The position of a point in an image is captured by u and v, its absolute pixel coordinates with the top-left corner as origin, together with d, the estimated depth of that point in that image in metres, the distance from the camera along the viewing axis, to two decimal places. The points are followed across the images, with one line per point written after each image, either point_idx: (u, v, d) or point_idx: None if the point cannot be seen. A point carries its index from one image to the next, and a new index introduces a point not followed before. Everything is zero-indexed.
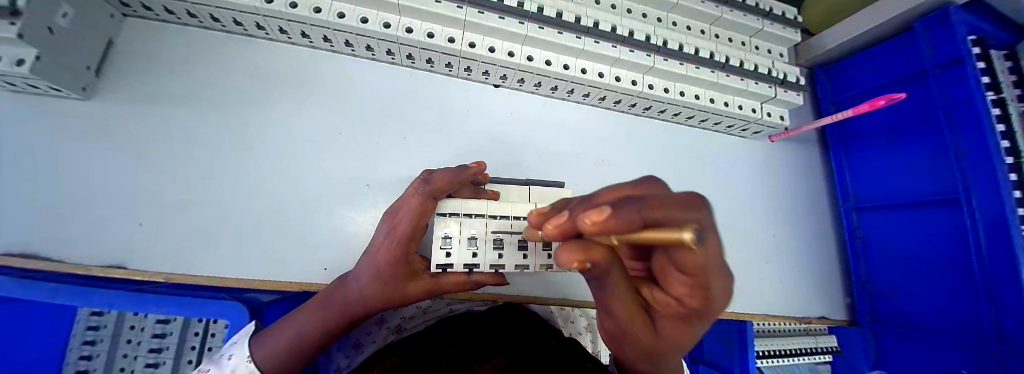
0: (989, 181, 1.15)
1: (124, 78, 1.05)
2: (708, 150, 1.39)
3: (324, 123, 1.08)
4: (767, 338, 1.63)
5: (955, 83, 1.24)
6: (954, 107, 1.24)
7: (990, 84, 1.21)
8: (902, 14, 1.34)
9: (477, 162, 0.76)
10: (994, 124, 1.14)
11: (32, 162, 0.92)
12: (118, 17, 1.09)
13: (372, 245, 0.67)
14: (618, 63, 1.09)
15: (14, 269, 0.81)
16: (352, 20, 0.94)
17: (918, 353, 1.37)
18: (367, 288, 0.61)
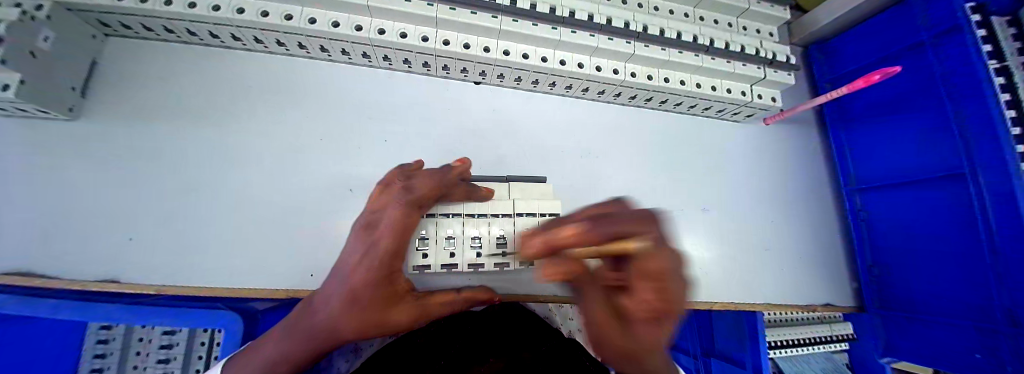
0: (993, 153, 1.08)
1: (111, 98, 1.07)
2: (701, 137, 1.36)
3: (304, 130, 1.07)
4: (779, 329, 1.69)
5: (954, 52, 1.18)
6: (953, 78, 1.18)
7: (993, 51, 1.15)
8: None
9: (460, 159, 0.76)
10: (996, 90, 1.06)
11: (24, 185, 0.94)
12: (99, 37, 1.11)
13: (343, 264, 0.59)
14: (597, 53, 1.07)
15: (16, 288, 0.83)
16: (324, 25, 0.94)
17: (931, 339, 1.31)
18: (340, 315, 0.56)
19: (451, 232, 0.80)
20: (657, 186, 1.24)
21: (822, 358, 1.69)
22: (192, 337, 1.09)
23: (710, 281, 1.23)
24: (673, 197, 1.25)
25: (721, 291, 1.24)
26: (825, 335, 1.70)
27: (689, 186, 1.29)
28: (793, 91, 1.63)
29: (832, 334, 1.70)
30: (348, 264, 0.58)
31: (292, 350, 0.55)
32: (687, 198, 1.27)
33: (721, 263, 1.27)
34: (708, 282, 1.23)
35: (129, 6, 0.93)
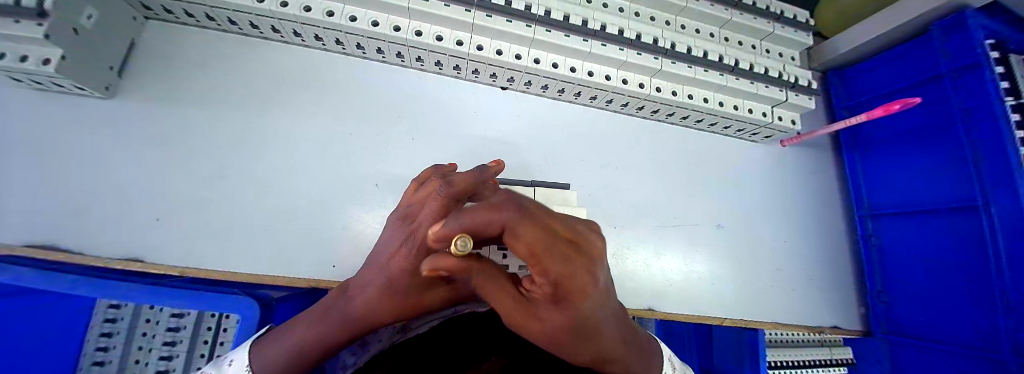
0: (1009, 187, 1.10)
1: (146, 79, 1.09)
2: (718, 154, 1.38)
3: (332, 122, 1.10)
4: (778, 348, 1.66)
5: (972, 86, 1.21)
6: (971, 111, 1.21)
7: (1010, 89, 1.17)
8: (916, 18, 1.32)
9: (496, 160, 0.71)
10: (1013, 126, 1.10)
11: (61, 159, 0.96)
12: (140, 20, 1.14)
13: (377, 252, 0.57)
14: (624, 66, 1.09)
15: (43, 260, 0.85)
16: (364, 23, 0.97)
17: (938, 367, 1.30)
18: (371, 302, 0.52)
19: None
20: (673, 200, 1.26)
21: None
22: (199, 321, 1.07)
23: (719, 297, 1.24)
24: (688, 212, 1.26)
25: (729, 308, 1.25)
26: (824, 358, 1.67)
27: (704, 201, 1.30)
28: (810, 115, 1.64)
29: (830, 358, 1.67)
30: (381, 252, 0.55)
31: (324, 334, 0.55)
32: (701, 213, 1.28)
33: (731, 280, 1.27)
34: (718, 299, 1.24)
35: None
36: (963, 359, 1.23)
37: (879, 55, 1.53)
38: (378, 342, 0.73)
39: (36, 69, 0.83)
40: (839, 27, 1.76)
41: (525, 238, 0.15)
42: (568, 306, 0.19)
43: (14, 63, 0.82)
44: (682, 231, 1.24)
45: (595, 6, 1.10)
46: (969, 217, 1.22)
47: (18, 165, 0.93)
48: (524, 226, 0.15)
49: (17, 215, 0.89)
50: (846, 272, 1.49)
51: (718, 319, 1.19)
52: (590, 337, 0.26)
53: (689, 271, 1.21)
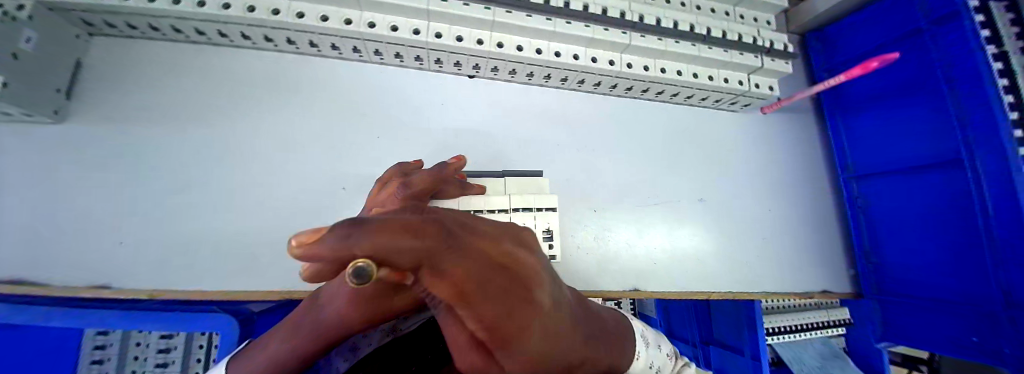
0: (989, 140, 1.08)
1: (96, 98, 1.04)
2: (697, 127, 1.35)
3: (294, 127, 1.06)
4: (779, 315, 1.72)
5: (953, 38, 1.17)
6: (953, 63, 1.17)
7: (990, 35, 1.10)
8: None
9: (456, 157, 0.78)
10: (995, 76, 1.06)
11: (13, 190, 0.92)
12: (84, 37, 1.08)
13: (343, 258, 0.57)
14: (593, 43, 1.05)
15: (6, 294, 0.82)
16: (313, 20, 0.92)
17: (928, 322, 1.32)
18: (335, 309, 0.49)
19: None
20: (653, 178, 1.23)
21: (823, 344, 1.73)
22: (190, 340, 1.04)
23: (707, 272, 1.23)
24: (669, 189, 1.25)
25: (717, 282, 1.23)
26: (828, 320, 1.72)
27: (686, 177, 1.28)
28: (790, 79, 1.61)
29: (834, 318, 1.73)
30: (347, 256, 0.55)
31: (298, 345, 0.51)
32: (683, 189, 1.26)
33: (720, 255, 1.27)
34: (706, 274, 1.23)
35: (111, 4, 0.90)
36: (953, 314, 1.24)
37: (856, 13, 1.50)
38: (368, 347, 0.62)
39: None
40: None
41: (455, 277, 0.17)
42: (500, 333, 0.21)
43: None
44: (664, 208, 1.22)
45: None
46: (952, 173, 1.21)
47: None
48: (455, 268, 0.17)
49: None
50: (834, 235, 1.50)
51: (706, 293, 1.18)
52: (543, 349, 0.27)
53: (674, 248, 1.20)
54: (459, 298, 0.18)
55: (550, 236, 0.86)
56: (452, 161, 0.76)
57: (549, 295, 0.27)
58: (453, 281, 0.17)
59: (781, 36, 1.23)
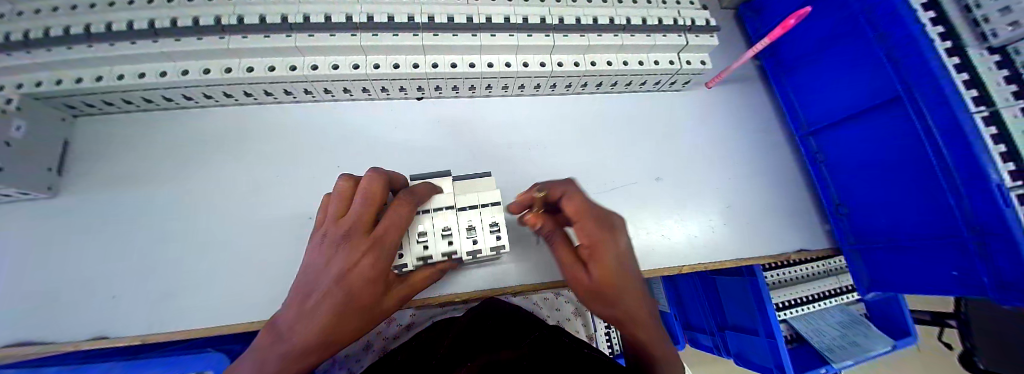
0: (915, 71, 1.02)
1: (96, 171, 1.21)
2: (643, 111, 1.43)
3: (263, 169, 1.17)
4: (786, 290, 2.17)
5: None
6: (873, 3, 1.14)
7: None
8: None
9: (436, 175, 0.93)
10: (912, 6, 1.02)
11: (35, 261, 1.06)
12: (69, 119, 1.27)
13: (326, 273, 0.57)
14: (521, 50, 1.13)
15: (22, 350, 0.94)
16: (262, 70, 1.04)
17: (909, 266, 1.20)
18: (349, 306, 0.57)
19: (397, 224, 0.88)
20: (606, 164, 1.29)
21: (834, 313, 2.16)
22: None
23: (678, 249, 1.25)
24: (623, 172, 1.30)
25: (689, 257, 1.24)
26: (827, 291, 2.20)
27: (639, 159, 1.33)
28: (722, 53, 1.72)
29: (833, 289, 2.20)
30: (334, 277, 0.56)
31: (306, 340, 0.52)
32: (637, 170, 1.31)
33: (688, 229, 1.28)
34: (678, 251, 1.24)
35: (87, 86, 1.08)
36: (924, 252, 1.13)
37: None
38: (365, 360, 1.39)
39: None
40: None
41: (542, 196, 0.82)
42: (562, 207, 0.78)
43: None
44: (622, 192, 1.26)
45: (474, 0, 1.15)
46: (891, 106, 1.15)
47: None
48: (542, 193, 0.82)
49: None
50: (800, 192, 1.52)
51: (678, 269, 1.19)
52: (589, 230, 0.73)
53: (638, 229, 1.23)
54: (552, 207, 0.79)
55: (496, 228, 0.94)
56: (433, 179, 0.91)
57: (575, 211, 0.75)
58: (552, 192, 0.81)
59: (702, 12, 1.29)
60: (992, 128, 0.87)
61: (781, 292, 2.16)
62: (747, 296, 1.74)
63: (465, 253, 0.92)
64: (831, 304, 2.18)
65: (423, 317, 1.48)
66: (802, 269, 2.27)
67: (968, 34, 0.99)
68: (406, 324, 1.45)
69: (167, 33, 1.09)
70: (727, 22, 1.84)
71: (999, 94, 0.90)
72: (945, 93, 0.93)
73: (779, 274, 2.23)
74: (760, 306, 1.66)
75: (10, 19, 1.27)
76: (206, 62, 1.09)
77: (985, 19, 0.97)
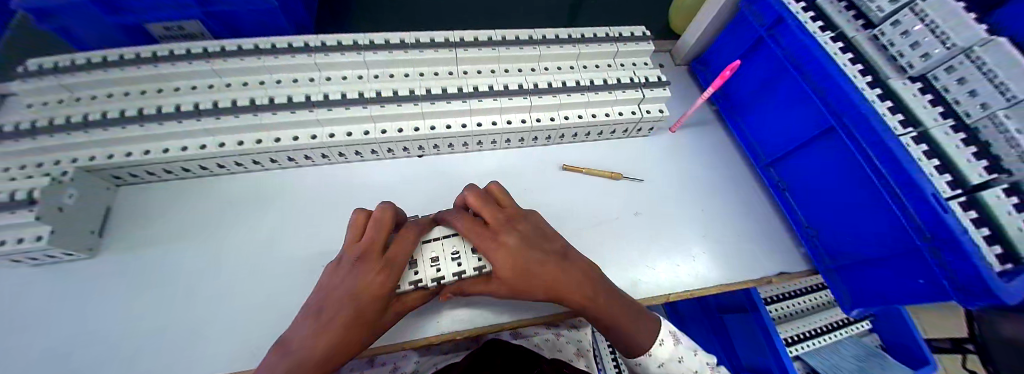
0: (845, 102, 1.20)
1: (131, 233, 1.35)
2: (616, 154, 1.63)
3: (286, 224, 1.34)
4: (789, 324, 2.19)
5: (788, 37, 1.41)
6: (794, 54, 1.39)
7: (827, 26, 1.41)
8: (721, 10, 1.70)
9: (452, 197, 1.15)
10: (828, 54, 1.26)
11: (68, 318, 1.16)
12: (113, 188, 1.44)
13: (333, 297, 0.79)
14: (504, 111, 1.35)
15: None
16: (287, 140, 1.26)
17: (883, 278, 1.24)
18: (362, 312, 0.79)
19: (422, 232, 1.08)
20: (587, 201, 1.44)
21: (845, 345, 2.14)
22: None
23: (666, 279, 1.31)
24: (603, 208, 1.44)
25: (677, 286, 1.31)
26: (832, 321, 2.23)
27: (618, 196, 1.49)
28: (682, 98, 1.99)
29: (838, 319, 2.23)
30: (339, 297, 0.79)
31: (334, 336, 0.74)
32: (617, 207, 1.46)
33: (669, 258, 1.38)
34: (666, 281, 1.31)
35: (139, 159, 1.27)
36: (888, 266, 1.20)
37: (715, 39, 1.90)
38: None
39: (28, 246, 1.09)
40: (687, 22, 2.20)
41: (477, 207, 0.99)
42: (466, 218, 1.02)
43: (32, 242, 1.08)
44: (604, 227, 1.39)
45: (462, 76, 1.44)
46: (832, 135, 1.30)
47: (30, 329, 1.13)
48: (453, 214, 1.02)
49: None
50: (771, 216, 1.65)
51: (664, 296, 1.26)
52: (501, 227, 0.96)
53: (624, 261, 1.32)
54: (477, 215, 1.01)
55: None
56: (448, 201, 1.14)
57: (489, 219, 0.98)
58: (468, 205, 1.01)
59: (654, 71, 1.55)
60: (921, 145, 1.05)
61: (787, 327, 2.18)
62: (756, 328, 1.81)
63: (473, 269, 1.02)
64: (842, 336, 2.18)
65: (426, 365, 1.50)
66: (806, 302, 2.32)
67: (891, 67, 1.23)
68: (408, 371, 1.48)
69: (209, 113, 1.30)
70: (682, 77, 2.12)
71: (926, 115, 1.10)
72: (873, 122, 1.11)
73: (782, 308, 2.28)
74: (770, 341, 1.72)
75: (67, 104, 1.48)
76: (241, 135, 1.29)
77: (899, 55, 1.22)
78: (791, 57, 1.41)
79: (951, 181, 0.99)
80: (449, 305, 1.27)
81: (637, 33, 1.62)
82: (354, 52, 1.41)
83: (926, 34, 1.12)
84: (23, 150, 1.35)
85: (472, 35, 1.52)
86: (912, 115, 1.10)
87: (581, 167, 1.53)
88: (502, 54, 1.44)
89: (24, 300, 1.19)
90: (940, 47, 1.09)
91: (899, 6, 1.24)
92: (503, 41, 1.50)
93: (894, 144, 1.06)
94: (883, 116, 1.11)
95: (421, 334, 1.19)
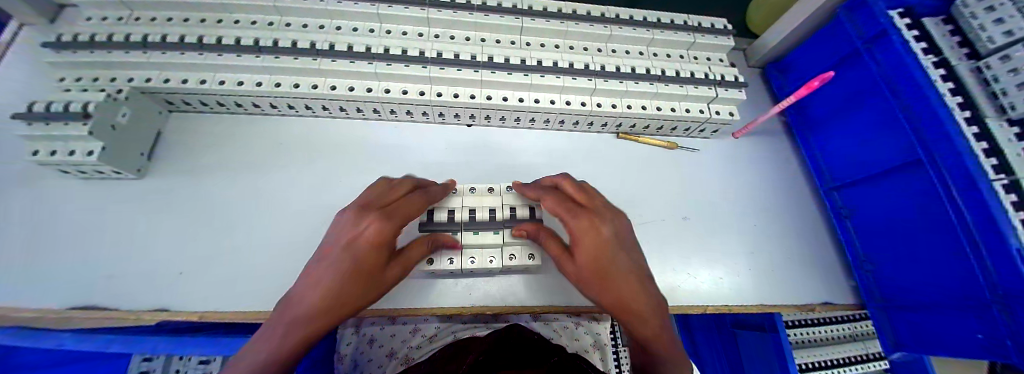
0: (937, 132, 1.07)
1: (176, 161, 1.37)
2: (667, 152, 1.55)
3: (328, 174, 1.35)
4: (806, 352, 2.13)
5: (888, 52, 1.27)
6: (893, 71, 1.25)
7: (929, 47, 1.24)
8: (819, 10, 1.53)
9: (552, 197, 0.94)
10: (929, 75, 1.11)
11: (116, 233, 1.20)
12: (165, 113, 1.46)
13: (315, 277, 0.70)
14: (566, 90, 1.28)
15: (93, 312, 1.04)
16: (342, 89, 1.23)
17: (939, 327, 1.14)
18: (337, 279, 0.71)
19: (474, 211, 1.12)
20: (632, 196, 1.39)
21: None
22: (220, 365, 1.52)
23: (705, 289, 1.26)
24: (648, 207, 1.38)
25: (715, 299, 1.25)
26: (852, 357, 2.15)
27: (665, 196, 1.43)
28: (748, 103, 1.87)
29: (859, 356, 2.15)
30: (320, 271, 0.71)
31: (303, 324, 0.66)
32: (663, 207, 1.40)
33: (712, 269, 1.31)
34: (706, 291, 1.26)
35: (193, 88, 1.25)
36: (949, 318, 1.10)
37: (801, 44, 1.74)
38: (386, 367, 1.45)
39: (82, 159, 1.11)
40: (765, 22, 2.04)
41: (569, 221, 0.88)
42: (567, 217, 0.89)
43: (82, 157, 1.10)
44: (647, 226, 1.34)
45: (526, 47, 1.37)
46: (915, 167, 1.18)
47: (82, 237, 1.18)
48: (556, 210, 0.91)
49: (66, 280, 1.09)
50: (824, 244, 1.55)
51: (702, 306, 1.21)
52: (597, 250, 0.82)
53: (664, 265, 1.27)
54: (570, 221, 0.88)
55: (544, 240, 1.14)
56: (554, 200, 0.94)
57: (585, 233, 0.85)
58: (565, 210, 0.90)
59: (729, 69, 1.42)
60: (1011, 195, 0.90)
61: (803, 353, 2.11)
62: (770, 350, 1.77)
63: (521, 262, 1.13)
64: (857, 371, 2.12)
65: (445, 331, 1.54)
66: (827, 330, 2.23)
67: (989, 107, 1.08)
68: (429, 335, 1.53)
69: (268, 50, 1.27)
70: (755, 80, 2.00)
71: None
72: (963, 161, 0.98)
73: (802, 333, 2.19)
74: (782, 365, 1.68)
75: (127, 22, 1.48)
76: (296, 78, 1.26)
77: (1002, 93, 1.07)
78: (888, 74, 1.27)
79: None
80: (480, 279, 1.25)
81: (716, 25, 1.49)
82: (418, 7, 1.35)
83: None
84: (84, 63, 1.36)
85: (541, 4, 1.42)
86: (1006, 159, 0.94)
87: (634, 135, 1.55)
88: (570, 30, 1.36)
89: (80, 211, 1.23)
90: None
91: (1013, 39, 1.09)
92: (573, 16, 1.40)
93: (984, 186, 0.93)
94: (979, 156, 0.97)
95: (449, 303, 1.18)
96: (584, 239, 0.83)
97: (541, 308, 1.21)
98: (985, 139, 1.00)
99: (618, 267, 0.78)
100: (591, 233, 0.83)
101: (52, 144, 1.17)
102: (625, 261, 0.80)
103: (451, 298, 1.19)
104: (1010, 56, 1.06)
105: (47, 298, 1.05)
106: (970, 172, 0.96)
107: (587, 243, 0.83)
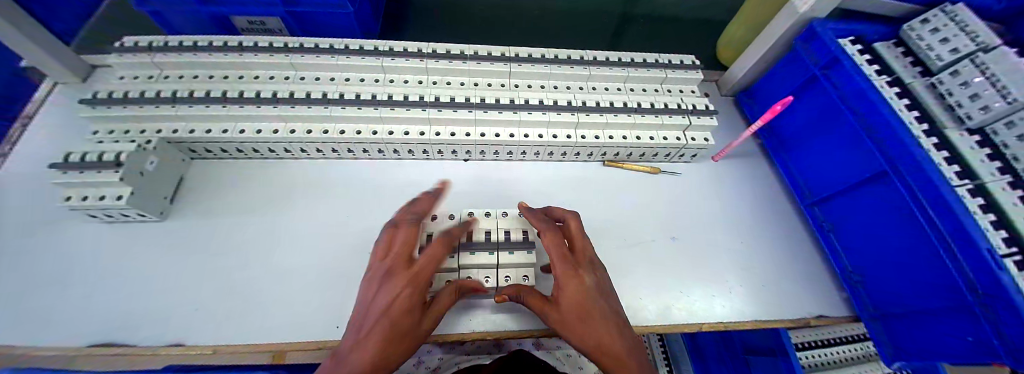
0: (898, 146, 1.16)
1: (195, 203, 1.47)
2: (651, 176, 1.66)
3: (337, 210, 1.45)
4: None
5: (842, 77, 1.40)
6: (847, 95, 1.37)
7: (882, 69, 1.37)
8: (777, 43, 1.70)
9: (547, 234, 1.01)
10: (881, 97, 1.23)
11: (135, 272, 1.28)
12: (187, 160, 1.59)
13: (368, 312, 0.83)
14: (552, 125, 1.41)
15: (112, 349, 1.10)
16: (351, 133, 1.37)
17: (929, 335, 1.16)
18: (384, 321, 0.81)
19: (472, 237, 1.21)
20: (621, 220, 1.47)
21: None
22: None
23: (700, 308, 1.30)
24: (637, 230, 1.46)
25: (709, 318, 1.28)
26: None
27: (652, 219, 1.51)
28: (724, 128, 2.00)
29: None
30: (372, 311, 0.83)
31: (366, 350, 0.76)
32: (651, 229, 1.47)
33: (705, 288, 1.35)
34: (701, 310, 1.29)
35: (216, 136, 1.39)
36: (938, 326, 1.12)
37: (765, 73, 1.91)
38: None
39: (113, 204, 1.22)
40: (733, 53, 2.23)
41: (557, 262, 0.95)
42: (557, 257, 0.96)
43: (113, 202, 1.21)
44: (637, 247, 1.40)
45: (514, 89, 1.53)
46: (883, 180, 1.26)
47: (104, 277, 1.26)
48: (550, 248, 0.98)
49: (87, 320, 1.15)
50: (812, 258, 1.60)
51: (696, 325, 1.24)
52: (578, 294, 0.90)
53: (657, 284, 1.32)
54: (558, 262, 0.95)
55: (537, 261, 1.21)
56: (548, 235, 1.01)
57: (570, 278, 0.92)
58: (555, 250, 0.97)
59: (700, 99, 1.56)
60: (978, 200, 0.98)
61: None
62: None
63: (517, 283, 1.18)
64: None
65: (449, 362, 1.57)
66: (837, 351, 2.18)
67: (946, 117, 1.18)
68: (433, 368, 1.56)
69: (283, 102, 1.43)
70: (728, 105, 2.15)
71: (983, 170, 1.05)
72: (927, 172, 1.06)
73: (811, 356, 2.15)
74: None
75: (156, 80, 1.66)
76: (308, 125, 1.41)
77: (956, 105, 1.18)
78: (844, 98, 1.39)
79: (1007, 238, 0.90)
80: (480, 305, 1.30)
81: (685, 61, 1.66)
82: (416, 58, 1.53)
83: (987, 87, 1.11)
84: (117, 118, 1.51)
85: (526, 51, 1.61)
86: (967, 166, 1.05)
87: (620, 162, 1.66)
88: (553, 72, 1.53)
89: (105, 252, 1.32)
90: (1000, 101, 1.07)
91: (960, 55, 1.23)
92: (554, 59, 1.57)
93: (948, 193, 1.01)
94: (938, 166, 1.06)
95: (450, 330, 1.21)
96: (566, 288, 0.91)
97: (539, 331, 1.24)
98: (947, 149, 1.10)
99: (599, 316, 0.87)
100: (573, 283, 0.91)
101: (84, 191, 1.28)
102: (605, 307, 0.89)
103: (451, 324, 1.23)
104: (959, 70, 1.20)
105: (70, 338, 1.11)
106: (934, 182, 1.03)
107: (569, 288, 0.90)
